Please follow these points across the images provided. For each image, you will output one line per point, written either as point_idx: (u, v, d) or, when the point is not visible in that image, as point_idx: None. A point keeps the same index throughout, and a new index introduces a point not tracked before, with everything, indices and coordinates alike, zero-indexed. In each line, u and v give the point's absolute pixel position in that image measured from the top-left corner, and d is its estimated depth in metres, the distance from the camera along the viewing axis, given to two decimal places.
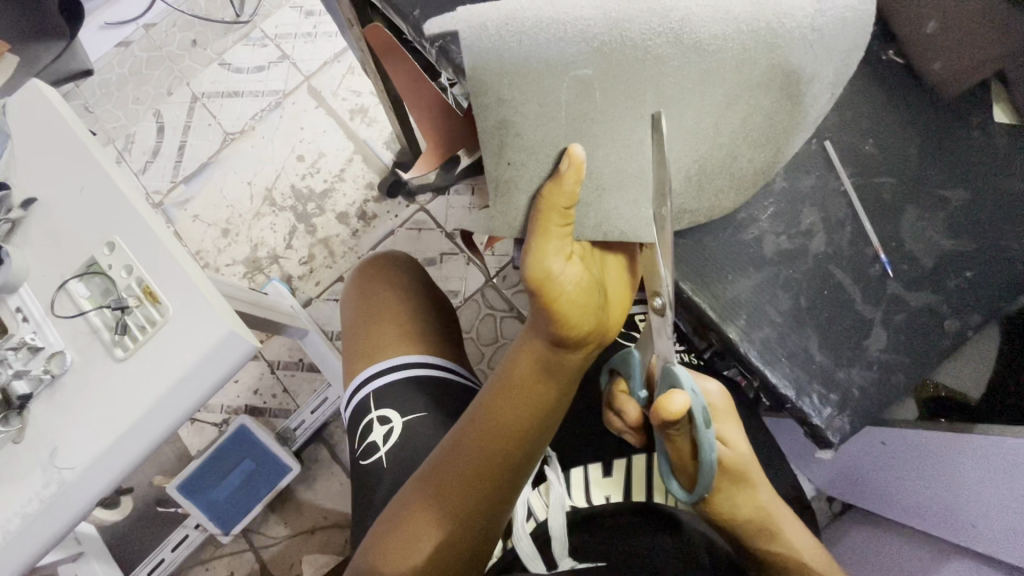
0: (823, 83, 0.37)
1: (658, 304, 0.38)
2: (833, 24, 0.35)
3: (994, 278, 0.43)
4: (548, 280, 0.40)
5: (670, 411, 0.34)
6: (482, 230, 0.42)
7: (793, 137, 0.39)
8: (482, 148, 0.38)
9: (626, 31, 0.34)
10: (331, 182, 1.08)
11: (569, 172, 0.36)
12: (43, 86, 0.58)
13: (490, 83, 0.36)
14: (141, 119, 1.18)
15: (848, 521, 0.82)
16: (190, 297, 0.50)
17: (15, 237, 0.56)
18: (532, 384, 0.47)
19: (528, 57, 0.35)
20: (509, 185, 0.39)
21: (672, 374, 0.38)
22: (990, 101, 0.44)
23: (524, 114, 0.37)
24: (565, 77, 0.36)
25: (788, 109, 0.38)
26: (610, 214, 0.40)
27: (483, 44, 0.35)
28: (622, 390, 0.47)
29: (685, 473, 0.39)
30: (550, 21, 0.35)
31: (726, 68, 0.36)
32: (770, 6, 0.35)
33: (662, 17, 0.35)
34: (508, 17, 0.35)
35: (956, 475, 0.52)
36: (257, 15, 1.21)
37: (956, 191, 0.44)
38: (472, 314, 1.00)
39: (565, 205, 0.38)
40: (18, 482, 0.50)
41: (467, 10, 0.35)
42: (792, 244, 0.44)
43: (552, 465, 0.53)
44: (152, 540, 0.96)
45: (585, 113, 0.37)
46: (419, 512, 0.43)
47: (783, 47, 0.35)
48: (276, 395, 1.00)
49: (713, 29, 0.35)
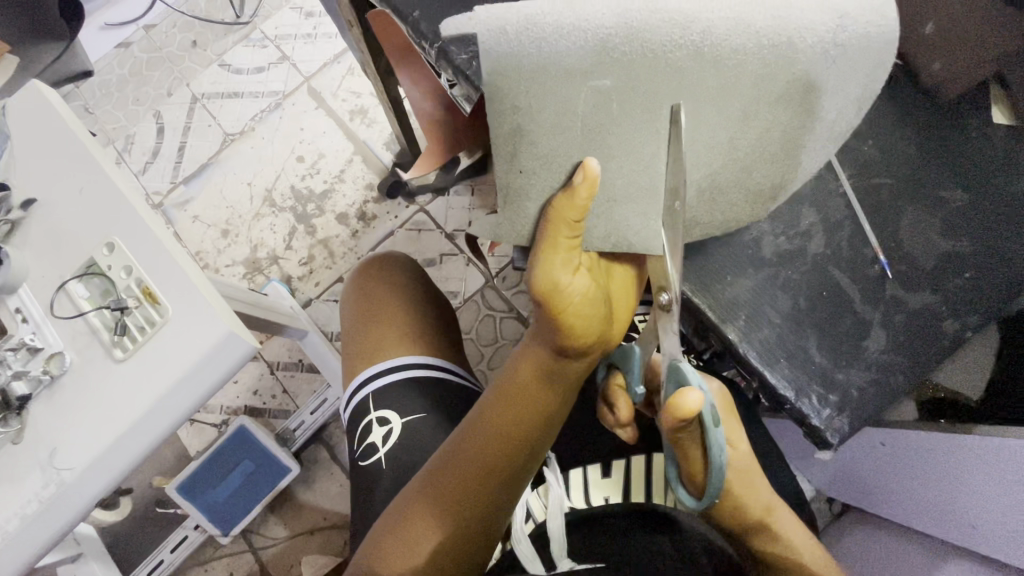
0: (845, 100, 0.35)
1: (664, 301, 0.39)
2: (858, 41, 0.33)
3: (994, 278, 0.43)
4: (556, 291, 0.40)
5: (683, 409, 0.34)
6: (489, 235, 0.42)
7: (811, 156, 0.37)
8: (495, 154, 0.38)
9: (646, 41, 0.33)
10: (331, 183, 1.09)
11: (583, 187, 0.36)
12: (44, 87, 0.58)
13: (507, 90, 0.35)
14: (141, 120, 1.18)
15: (847, 521, 0.82)
16: (189, 298, 0.50)
17: (15, 237, 0.56)
18: (535, 391, 0.47)
19: (546, 64, 0.34)
20: (519, 193, 0.40)
21: (678, 369, 0.38)
22: (990, 102, 0.44)
23: (538, 124, 0.36)
24: (583, 86, 0.35)
25: (807, 126, 0.36)
26: (620, 226, 0.39)
27: (501, 49, 0.34)
28: (618, 385, 0.47)
29: (694, 480, 0.39)
30: (570, 28, 0.34)
31: (746, 83, 0.34)
32: (793, 19, 0.33)
33: (683, 29, 0.33)
34: (527, 21, 0.34)
35: (956, 477, 0.52)
36: (257, 16, 1.21)
37: (955, 192, 0.44)
38: (472, 315, 1.00)
39: (575, 219, 0.37)
40: (18, 482, 0.50)
41: (487, 11, 0.34)
42: (791, 245, 0.44)
43: (551, 467, 0.54)
44: (151, 541, 0.95)
45: (600, 124, 0.36)
46: (419, 515, 0.43)
47: (803, 62, 0.33)
48: (276, 396, 1.00)
49: (735, 42, 0.33)
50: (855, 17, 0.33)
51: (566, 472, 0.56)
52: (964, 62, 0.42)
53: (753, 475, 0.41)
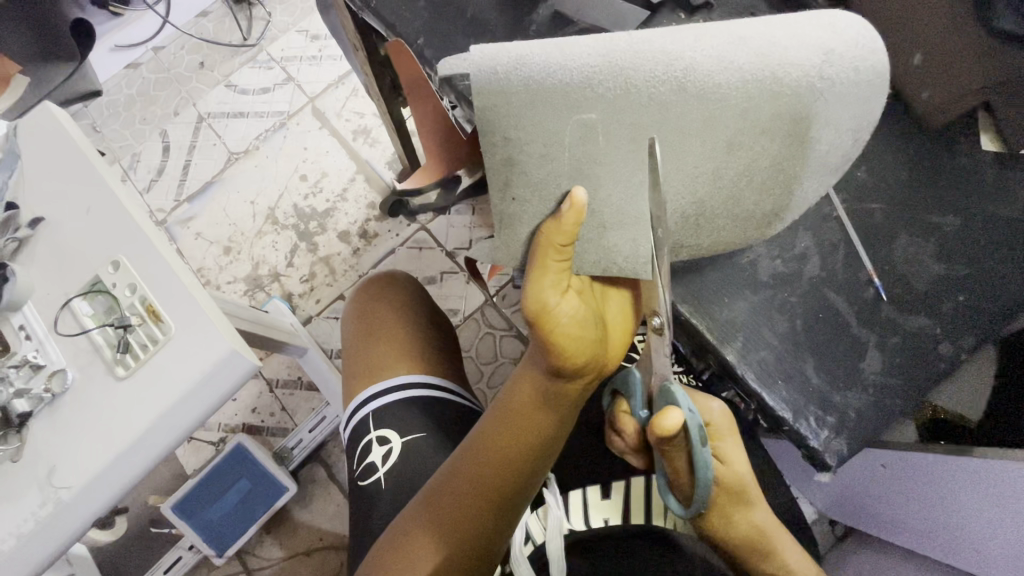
0: (838, 129, 0.36)
1: (656, 323, 0.38)
2: (845, 73, 0.34)
3: (986, 302, 0.43)
4: (546, 313, 0.40)
5: (662, 429, 0.35)
6: (488, 258, 0.44)
7: (801, 183, 0.38)
8: (490, 184, 0.40)
9: (630, 78, 0.35)
10: (332, 202, 1.10)
11: (570, 214, 0.37)
12: (53, 108, 0.59)
13: (496, 124, 0.37)
14: (147, 139, 1.20)
15: (849, 545, 0.81)
16: (192, 317, 0.51)
17: (21, 255, 0.57)
18: (531, 414, 0.47)
19: (534, 100, 0.36)
20: (513, 219, 0.41)
21: (670, 392, 0.38)
22: (978, 129, 0.45)
23: (528, 154, 0.38)
24: (570, 120, 0.36)
25: (794, 154, 0.37)
26: (610, 251, 0.40)
27: (490, 87, 0.36)
28: (624, 411, 0.46)
29: (680, 487, 0.39)
30: (557, 67, 0.35)
31: (731, 115, 0.35)
32: (777, 56, 0.34)
33: (666, 66, 0.35)
34: (517, 61, 0.36)
35: (958, 502, 0.52)
36: (263, 39, 1.24)
37: (947, 217, 0.44)
38: (472, 332, 1.00)
39: (564, 240, 0.38)
40: (15, 501, 0.50)
41: (479, 52, 0.36)
42: (787, 267, 0.44)
43: (551, 488, 0.52)
44: (146, 561, 0.95)
45: (588, 155, 0.37)
46: (416, 536, 0.43)
47: (790, 95, 0.35)
48: (274, 414, 1.00)
49: (719, 79, 0.34)
50: (841, 53, 0.34)
51: (564, 494, 0.56)
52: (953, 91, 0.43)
53: (751, 491, 0.41)
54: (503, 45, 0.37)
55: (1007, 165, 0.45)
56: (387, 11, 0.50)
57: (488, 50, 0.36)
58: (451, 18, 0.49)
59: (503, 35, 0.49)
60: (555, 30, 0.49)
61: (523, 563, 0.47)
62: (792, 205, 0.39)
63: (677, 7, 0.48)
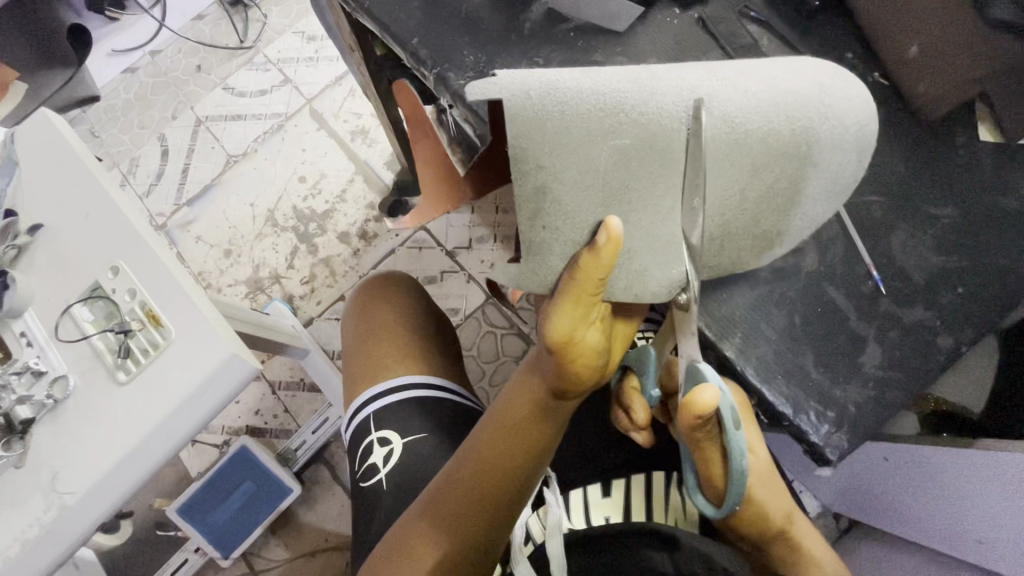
0: (848, 151, 0.36)
1: (682, 301, 0.38)
2: (845, 102, 0.36)
3: (984, 295, 0.43)
4: (570, 342, 0.39)
5: (699, 404, 0.34)
6: (511, 284, 0.40)
7: (815, 207, 0.38)
8: (518, 212, 0.38)
9: (659, 102, 0.35)
10: (331, 203, 1.10)
11: (607, 248, 0.35)
12: (50, 115, 0.59)
13: (531, 151, 0.36)
14: (145, 143, 1.20)
15: (854, 538, 0.81)
16: (195, 325, 0.51)
17: (21, 262, 0.57)
18: (532, 424, 0.46)
19: (568, 126, 0.36)
20: (542, 247, 0.39)
21: (696, 371, 0.37)
22: (975, 120, 0.45)
23: (564, 181, 0.37)
24: (604, 145, 0.36)
25: (807, 176, 0.37)
26: (642, 277, 0.38)
27: (525, 112, 0.35)
28: (634, 387, 0.46)
29: (715, 484, 0.39)
30: (590, 92, 0.36)
31: (755, 139, 0.35)
32: (784, 86, 0.35)
33: (688, 93, 0.35)
34: (548, 87, 0.36)
35: (961, 494, 0.52)
36: (259, 41, 1.24)
37: (945, 209, 0.44)
38: (472, 332, 1.01)
39: (599, 277, 0.36)
40: (19, 507, 0.50)
41: (510, 77, 0.37)
42: (784, 262, 0.44)
43: (552, 488, 0.52)
44: (152, 564, 0.95)
45: (621, 180, 0.37)
46: (416, 540, 0.44)
47: (806, 119, 0.35)
48: (277, 415, 1.01)
49: (739, 104, 0.35)
50: (831, 86, 0.36)
51: (565, 493, 0.56)
52: (951, 83, 0.43)
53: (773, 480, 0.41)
54: (533, 74, 0.37)
55: (1005, 157, 0.45)
56: (381, 11, 0.50)
57: (519, 77, 0.37)
58: (444, 19, 0.49)
59: (497, 32, 0.49)
60: (550, 27, 0.49)
61: (522, 560, 0.48)
62: (806, 223, 0.39)
63: (671, 2, 0.49)
